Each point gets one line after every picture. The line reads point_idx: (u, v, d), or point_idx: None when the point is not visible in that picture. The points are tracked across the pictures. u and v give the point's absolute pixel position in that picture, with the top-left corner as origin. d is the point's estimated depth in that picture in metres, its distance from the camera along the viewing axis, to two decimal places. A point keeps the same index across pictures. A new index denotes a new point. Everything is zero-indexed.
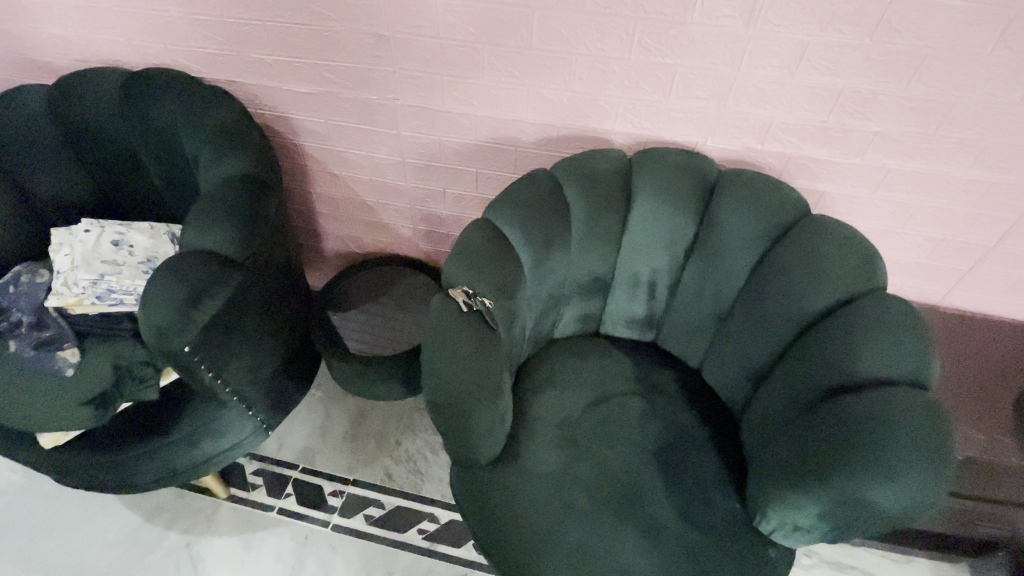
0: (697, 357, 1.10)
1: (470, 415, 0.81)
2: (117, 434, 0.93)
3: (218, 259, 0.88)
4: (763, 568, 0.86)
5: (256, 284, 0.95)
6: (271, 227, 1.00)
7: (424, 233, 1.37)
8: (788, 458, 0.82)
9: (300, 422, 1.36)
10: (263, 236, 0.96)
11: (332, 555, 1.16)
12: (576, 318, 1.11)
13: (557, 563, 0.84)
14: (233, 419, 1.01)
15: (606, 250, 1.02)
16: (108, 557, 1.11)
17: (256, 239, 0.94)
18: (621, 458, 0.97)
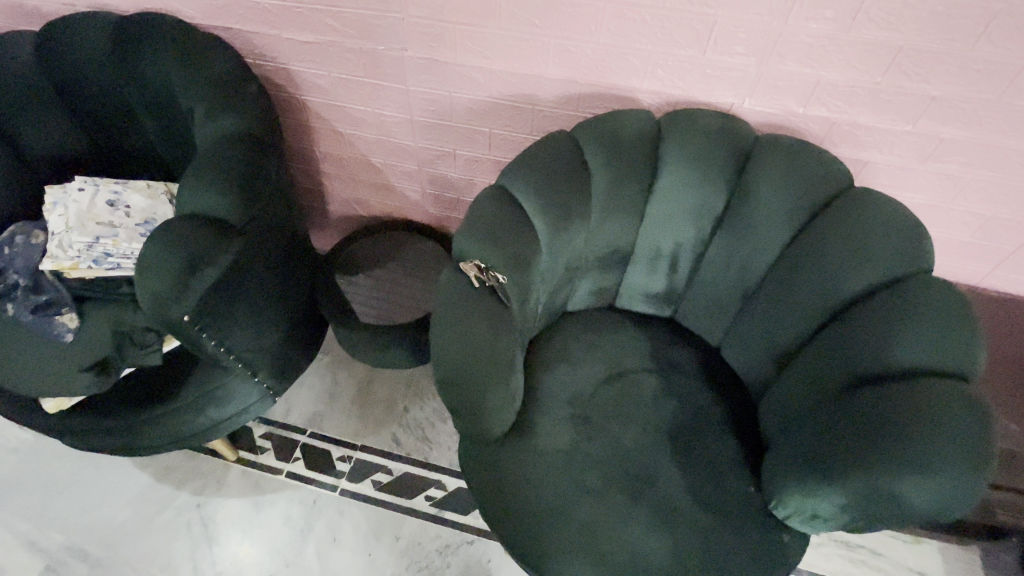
0: (716, 334, 1.06)
1: (480, 394, 0.78)
2: (123, 401, 0.92)
3: (217, 224, 0.83)
4: (777, 552, 0.84)
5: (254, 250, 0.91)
6: (273, 189, 0.94)
7: (433, 196, 1.30)
8: (813, 445, 0.78)
9: (307, 388, 1.35)
10: (265, 199, 0.91)
11: (340, 519, 1.16)
12: (592, 291, 1.06)
13: (568, 541, 0.83)
14: (240, 386, 0.99)
15: (628, 221, 0.95)
16: (120, 516, 1.13)
17: (258, 202, 0.89)
18: (634, 437, 0.94)
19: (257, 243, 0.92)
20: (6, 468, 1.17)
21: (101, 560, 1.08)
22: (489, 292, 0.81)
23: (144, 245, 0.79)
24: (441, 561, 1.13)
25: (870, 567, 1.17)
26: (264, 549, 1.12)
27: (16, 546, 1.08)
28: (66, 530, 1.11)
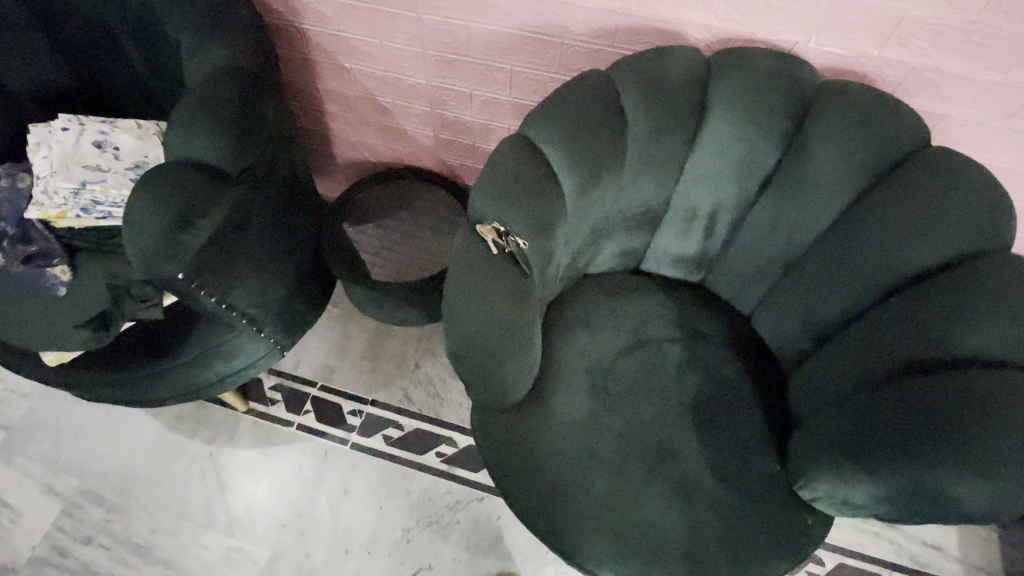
0: (749, 302, 0.98)
1: (497, 367, 0.72)
2: (126, 354, 0.89)
3: (209, 173, 0.75)
4: (799, 533, 0.81)
5: (251, 198, 0.83)
6: (271, 134, 0.86)
7: (446, 142, 1.20)
8: (852, 430, 0.73)
9: (317, 340, 1.32)
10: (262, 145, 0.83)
11: (351, 472, 1.16)
12: (618, 253, 0.98)
13: (582, 515, 0.80)
14: (247, 342, 0.95)
15: (664, 177, 0.86)
16: (134, 462, 1.14)
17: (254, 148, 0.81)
18: (655, 410, 0.89)
19: (259, 192, 0.85)
20: (19, 413, 1.18)
21: (117, 504, 1.10)
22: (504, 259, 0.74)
23: (132, 194, 0.73)
24: (452, 516, 1.13)
25: (882, 538, 1.16)
26: (277, 499, 1.13)
27: (34, 488, 1.10)
28: (81, 474, 1.12)
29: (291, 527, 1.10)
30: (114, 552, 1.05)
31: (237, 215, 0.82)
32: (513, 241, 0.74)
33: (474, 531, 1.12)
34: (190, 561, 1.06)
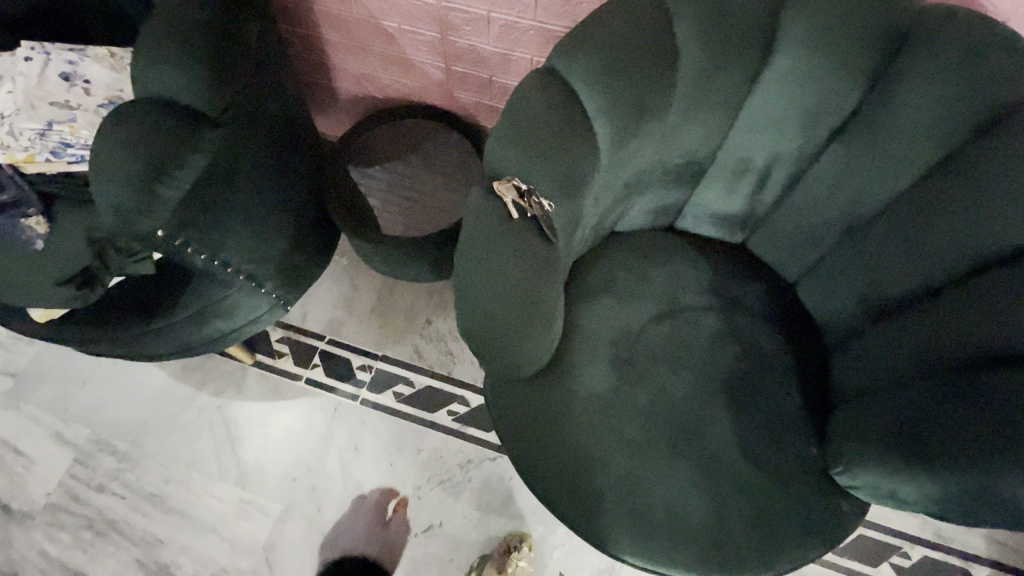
0: (795, 268, 0.88)
1: (512, 343, 0.65)
2: (119, 311, 0.83)
3: (181, 112, 0.65)
4: (832, 520, 0.76)
5: (240, 142, 0.74)
6: (253, 66, 0.74)
7: (460, 76, 1.06)
8: (908, 422, 0.65)
9: (324, 292, 1.25)
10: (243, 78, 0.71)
11: (362, 428, 1.14)
12: (651, 209, 0.88)
13: (601, 494, 0.75)
14: (245, 299, 0.89)
15: (713, 124, 0.73)
16: (143, 412, 1.13)
17: (235, 82, 0.70)
18: (684, 385, 0.82)
19: (247, 135, 0.75)
20: (26, 360, 1.16)
21: (128, 454, 1.09)
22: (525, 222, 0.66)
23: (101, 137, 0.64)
24: (463, 475, 1.11)
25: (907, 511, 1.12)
26: (288, 453, 1.11)
27: (45, 436, 1.10)
28: (91, 424, 1.11)
29: (302, 481, 1.09)
30: (128, 501, 1.06)
31: (222, 162, 0.72)
32: (541, 202, 0.65)
33: (486, 490, 1.10)
34: (203, 511, 1.06)
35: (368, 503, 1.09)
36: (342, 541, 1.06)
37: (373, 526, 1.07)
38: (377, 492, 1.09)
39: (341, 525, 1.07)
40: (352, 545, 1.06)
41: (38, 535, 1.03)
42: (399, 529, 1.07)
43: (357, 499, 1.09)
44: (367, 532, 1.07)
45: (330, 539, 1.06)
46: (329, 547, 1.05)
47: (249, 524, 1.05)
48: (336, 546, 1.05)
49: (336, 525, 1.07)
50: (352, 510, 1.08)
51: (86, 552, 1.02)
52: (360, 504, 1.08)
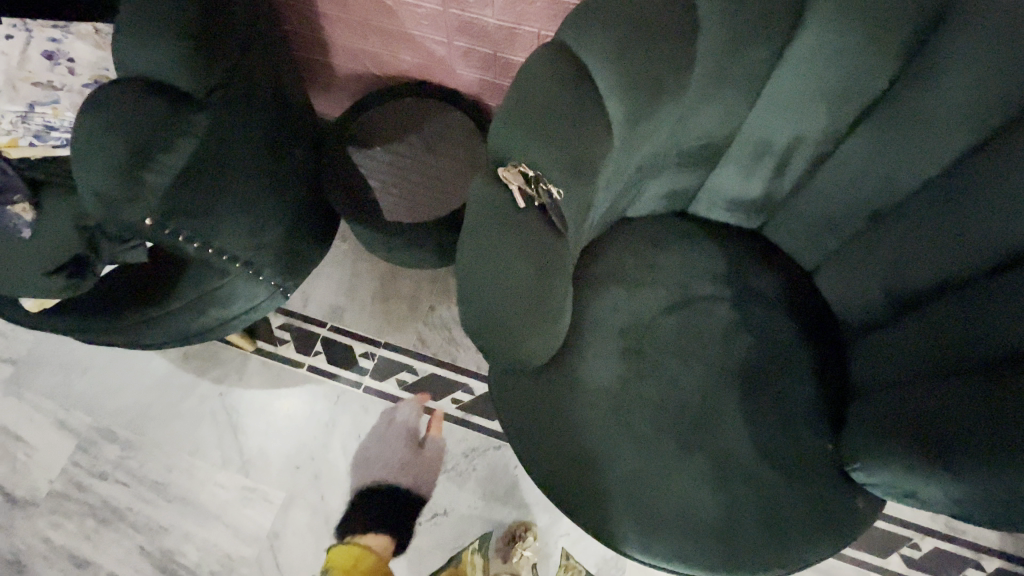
0: (814, 256, 0.84)
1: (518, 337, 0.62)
2: (113, 302, 0.81)
3: (166, 96, 0.65)
4: (847, 516, 0.74)
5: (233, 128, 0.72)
6: (240, 43, 0.70)
7: (463, 52, 1.00)
8: (932, 420, 0.62)
9: (325, 278, 1.22)
10: (228, 57, 0.68)
11: (365, 416, 1.12)
12: (664, 194, 0.83)
13: (609, 490, 0.73)
14: (243, 286, 0.86)
15: (734, 104, 0.69)
16: (144, 400, 1.12)
17: (219, 62, 0.67)
18: (696, 378, 0.79)
19: (235, 119, 0.71)
20: (25, 346, 1.15)
21: (130, 442, 1.09)
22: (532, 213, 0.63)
23: (84, 126, 0.63)
24: (467, 463, 1.10)
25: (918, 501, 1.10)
26: (291, 440, 1.10)
27: (47, 423, 1.09)
28: (92, 411, 1.10)
29: (305, 469, 1.08)
30: (131, 488, 1.05)
31: (211, 147, 0.69)
32: (550, 189, 0.61)
33: (491, 479, 1.09)
34: (207, 499, 1.05)
35: (399, 421, 1.12)
36: (380, 459, 1.09)
37: (408, 444, 1.11)
38: (407, 408, 1.12)
39: (377, 443, 1.10)
40: (390, 462, 1.09)
41: (42, 523, 1.03)
42: (433, 445, 1.11)
43: (388, 417, 1.12)
44: (403, 451, 1.10)
45: (368, 458, 1.09)
46: (369, 464, 1.09)
47: (253, 512, 1.05)
48: (376, 463, 1.09)
49: (372, 443, 1.10)
50: (386, 428, 1.11)
51: (90, 539, 1.02)
52: (392, 423, 1.12)
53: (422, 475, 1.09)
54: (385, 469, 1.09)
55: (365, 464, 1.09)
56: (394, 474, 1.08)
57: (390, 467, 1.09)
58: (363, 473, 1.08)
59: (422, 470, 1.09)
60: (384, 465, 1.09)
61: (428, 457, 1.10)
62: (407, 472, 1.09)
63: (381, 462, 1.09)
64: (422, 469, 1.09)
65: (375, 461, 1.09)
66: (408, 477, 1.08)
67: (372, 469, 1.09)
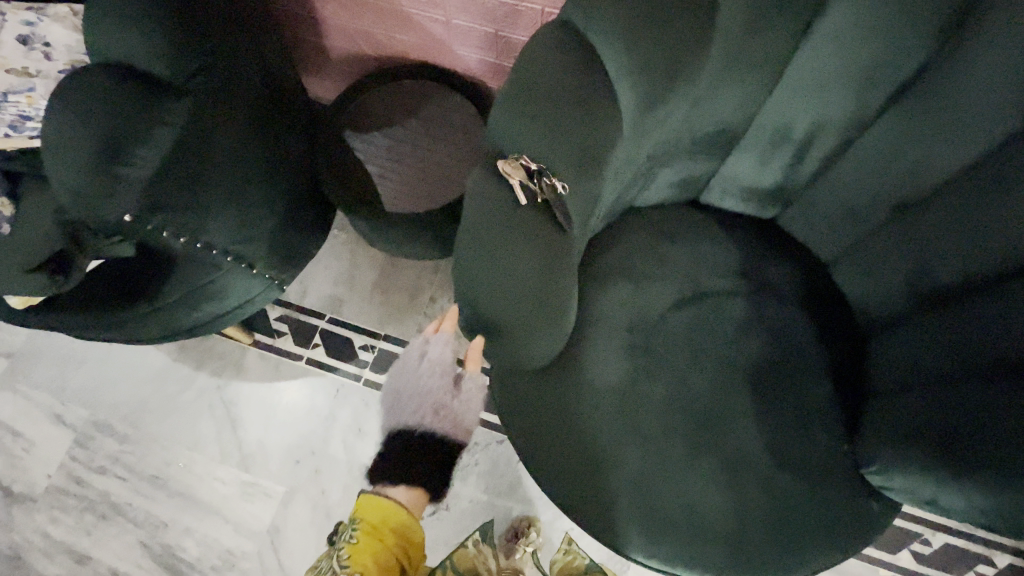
0: (832, 247, 0.80)
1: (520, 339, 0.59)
2: (102, 294, 0.77)
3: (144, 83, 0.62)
4: (861, 520, 0.71)
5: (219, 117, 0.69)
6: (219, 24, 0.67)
7: (463, 31, 0.94)
8: (957, 426, 0.59)
9: (323, 268, 1.19)
10: (206, 39, 0.65)
11: (365, 409, 1.10)
12: (675, 183, 0.79)
13: (614, 493, 0.71)
14: (237, 280, 0.83)
15: (752, 87, 0.64)
16: (141, 394, 1.10)
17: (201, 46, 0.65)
18: (706, 376, 0.76)
19: (217, 106, 0.68)
20: (19, 339, 1.13)
21: (128, 436, 1.07)
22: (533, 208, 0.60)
23: (70, 126, 0.61)
24: (470, 458, 1.08)
25: None
26: (290, 435, 1.08)
27: (43, 418, 1.08)
28: (89, 405, 1.09)
29: (305, 463, 1.06)
30: (130, 483, 1.05)
31: (194, 137, 0.67)
32: (553, 182, 0.58)
33: (493, 474, 1.07)
34: (206, 493, 1.04)
35: (431, 359, 0.76)
36: (410, 394, 0.76)
37: (443, 376, 0.76)
38: (441, 347, 0.76)
39: (407, 388, 0.77)
40: (421, 397, 0.76)
41: (41, 517, 1.03)
42: (470, 382, 0.76)
43: (420, 356, 0.76)
44: (439, 382, 0.76)
45: (398, 396, 0.78)
46: (400, 404, 0.77)
47: (253, 506, 1.04)
48: (405, 402, 0.77)
49: (403, 385, 0.78)
50: (418, 367, 0.77)
51: (90, 534, 1.02)
52: (423, 362, 0.76)
53: (459, 404, 0.76)
54: (416, 398, 0.76)
55: (394, 404, 0.78)
56: (427, 401, 0.76)
57: (421, 393, 0.75)
58: (393, 415, 0.78)
59: (459, 400, 0.76)
60: (412, 406, 0.76)
61: (464, 399, 0.76)
62: (439, 413, 0.75)
63: (410, 396, 0.76)
64: (457, 403, 0.76)
65: (405, 396, 0.77)
66: (441, 417, 0.76)
67: (402, 402, 0.77)
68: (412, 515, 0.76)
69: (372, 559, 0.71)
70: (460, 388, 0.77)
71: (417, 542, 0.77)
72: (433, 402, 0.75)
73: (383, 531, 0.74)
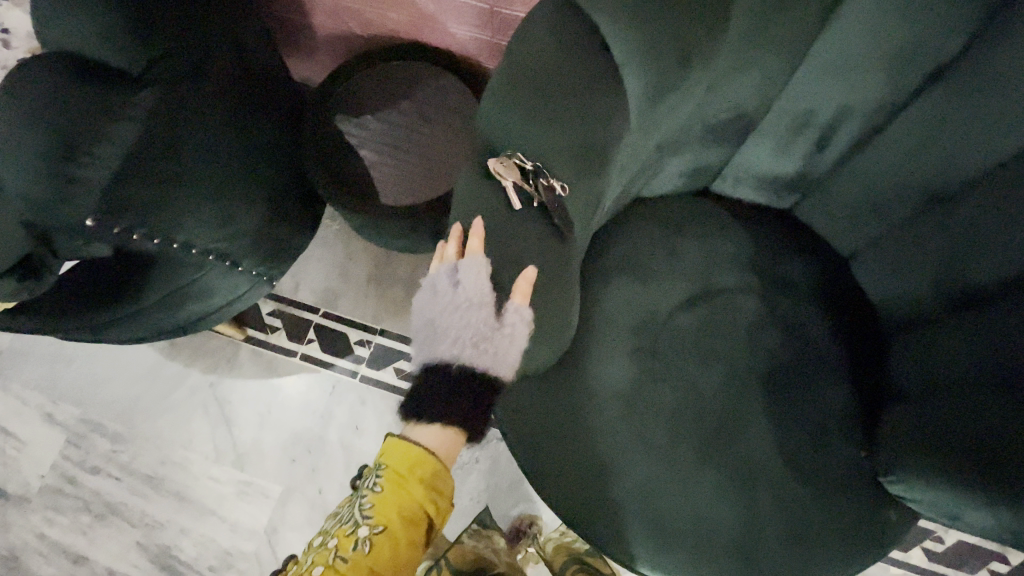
0: (854, 241, 0.74)
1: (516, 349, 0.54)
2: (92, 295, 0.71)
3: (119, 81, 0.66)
4: (878, 531, 0.68)
5: (191, 107, 0.67)
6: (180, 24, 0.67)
7: (457, 8, 0.87)
8: (987, 438, 0.55)
9: (316, 260, 1.14)
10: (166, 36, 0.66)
11: (362, 407, 1.06)
12: (685, 172, 0.73)
13: (618, 503, 0.68)
14: (221, 280, 0.78)
15: (772, 68, 0.59)
16: (133, 391, 1.07)
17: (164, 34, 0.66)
18: (717, 379, 0.72)
19: (183, 104, 0.66)
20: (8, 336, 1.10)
21: (120, 435, 1.05)
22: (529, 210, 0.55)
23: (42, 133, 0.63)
24: (469, 456, 1.05)
25: None
26: (285, 433, 1.05)
27: (35, 416, 1.06)
28: (81, 403, 1.07)
29: (301, 462, 1.04)
30: (124, 483, 1.03)
31: (162, 137, 0.65)
32: (548, 181, 0.54)
33: (494, 472, 1.05)
34: (203, 493, 1.02)
35: (464, 290, 0.53)
36: (445, 318, 0.55)
37: (482, 309, 0.53)
38: (473, 272, 0.53)
39: (440, 307, 0.55)
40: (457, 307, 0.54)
41: (36, 518, 1.02)
42: (515, 315, 0.53)
43: (450, 292, 0.54)
44: (477, 316, 0.53)
45: (429, 330, 0.56)
46: (433, 339, 0.56)
47: (250, 506, 1.02)
48: (436, 336, 0.56)
49: (436, 305, 0.55)
50: (447, 293, 0.54)
51: (86, 535, 1.01)
52: (455, 293, 0.54)
53: (503, 338, 0.53)
54: (453, 322, 0.54)
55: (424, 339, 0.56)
56: (466, 330, 0.54)
57: (458, 306, 0.54)
58: (425, 352, 0.56)
59: (502, 334, 0.53)
60: (447, 330, 0.55)
61: (510, 329, 0.53)
62: (480, 345, 0.53)
63: (444, 326, 0.55)
64: (502, 340, 0.53)
65: (439, 326, 0.55)
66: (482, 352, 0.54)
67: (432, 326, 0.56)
68: (445, 462, 0.57)
69: (397, 514, 0.54)
70: (503, 319, 0.53)
71: (452, 489, 0.58)
72: (473, 331, 0.53)
73: (410, 482, 0.55)
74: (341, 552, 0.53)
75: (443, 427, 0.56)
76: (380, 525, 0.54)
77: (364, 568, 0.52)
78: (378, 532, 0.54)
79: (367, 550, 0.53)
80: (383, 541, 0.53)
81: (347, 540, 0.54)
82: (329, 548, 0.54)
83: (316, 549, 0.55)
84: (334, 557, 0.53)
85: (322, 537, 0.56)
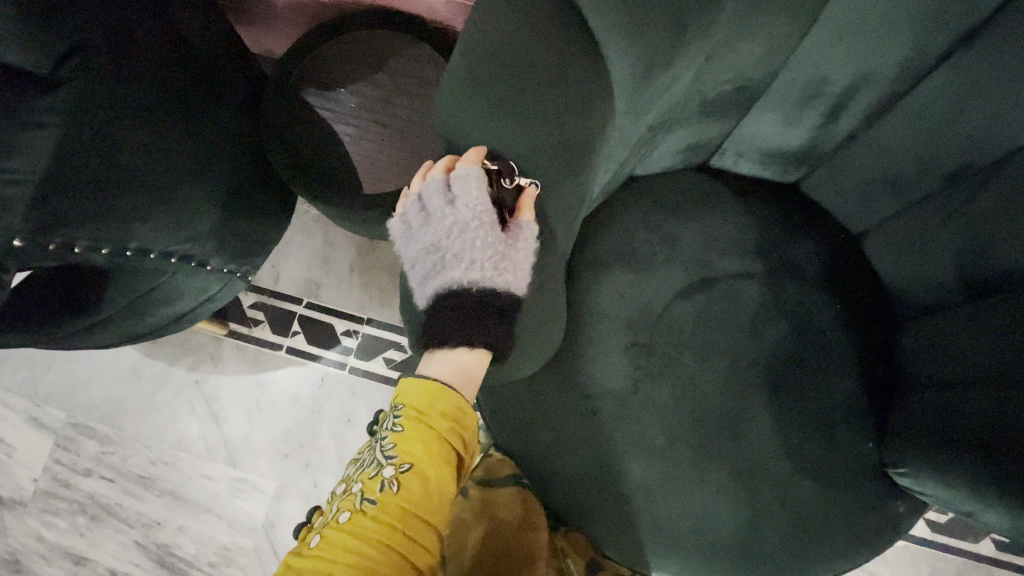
0: (865, 218, 0.69)
1: (496, 343, 0.52)
2: (50, 304, 0.65)
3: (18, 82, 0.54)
4: (882, 522, 0.65)
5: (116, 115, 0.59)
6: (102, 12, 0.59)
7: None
8: (995, 433, 0.50)
9: (295, 248, 1.09)
10: (73, 31, 0.56)
11: (352, 399, 1.04)
12: (682, 149, 0.67)
13: (612, 505, 0.65)
14: (187, 282, 0.73)
15: (778, 34, 0.52)
16: (117, 392, 1.05)
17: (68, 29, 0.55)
18: (716, 373, 0.68)
19: (104, 100, 0.58)
20: None
21: (109, 437, 1.03)
22: (495, 207, 0.51)
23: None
24: None
25: None
26: (276, 429, 1.03)
27: (20, 422, 1.04)
28: (66, 407, 1.04)
29: (294, 457, 1.02)
30: (118, 485, 1.02)
31: (76, 140, 0.56)
32: (514, 182, 0.50)
33: None
34: (197, 491, 1.01)
35: (465, 205, 0.50)
36: (452, 242, 0.51)
37: (491, 228, 0.50)
38: (473, 186, 0.48)
39: (443, 230, 0.51)
40: (464, 223, 0.51)
41: (33, 522, 1.01)
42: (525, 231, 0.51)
43: (449, 210, 0.51)
44: (487, 234, 0.50)
45: (438, 256, 0.52)
46: (444, 266, 0.52)
47: (245, 503, 1.01)
48: (441, 261, 0.52)
49: (439, 228, 0.52)
50: (447, 214, 0.51)
51: (84, 537, 1.01)
52: (456, 211, 0.51)
53: (520, 253, 0.50)
54: (463, 244, 0.51)
55: (429, 268, 0.52)
56: (479, 251, 0.50)
57: (464, 227, 0.51)
58: (436, 280, 0.52)
59: (520, 251, 0.51)
60: (458, 254, 0.51)
61: (523, 242, 0.51)
62: (500, 264, 0.50)
63: (453, 250, 0.51)
64: (517, 254, 0.51)
65: (447, 250, 0.51)
66: (502, 272, 0.51)
67: (435, 251, 0.52)
68: (466, 394, 0.53)
69: (423, 450, 0.50)
70: (516, 234, 0.51)
71: (476, 422, 0.54)
72: (487, 249, 0.50)
73: (431, 416, 0.51)
74: (368, 494, 0.48)
75: (458, 353, 0.52)
76: (406, 463, 0.49)
77: (395, 508, 0.48)
78: (406, 471, 0.49)
79: (396, 490, 0.48)
80: (411, 479, 0.49)
81: (373, 482, 0.49)
82: (355, 493, 0.49)
83: (339, 497, 0.51)
84: (361, 501, 0.48)
85: (345, 485, 0.51)
